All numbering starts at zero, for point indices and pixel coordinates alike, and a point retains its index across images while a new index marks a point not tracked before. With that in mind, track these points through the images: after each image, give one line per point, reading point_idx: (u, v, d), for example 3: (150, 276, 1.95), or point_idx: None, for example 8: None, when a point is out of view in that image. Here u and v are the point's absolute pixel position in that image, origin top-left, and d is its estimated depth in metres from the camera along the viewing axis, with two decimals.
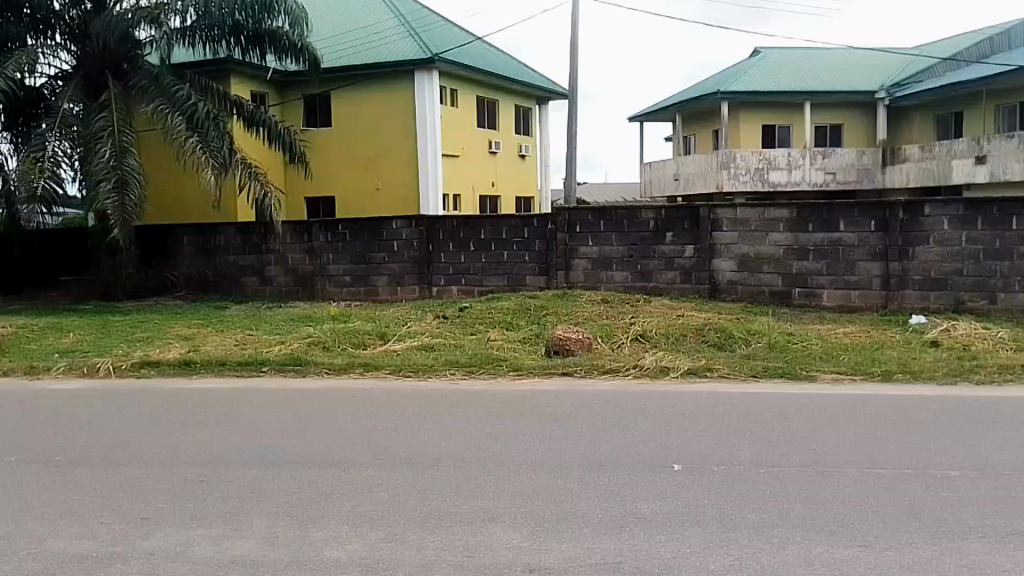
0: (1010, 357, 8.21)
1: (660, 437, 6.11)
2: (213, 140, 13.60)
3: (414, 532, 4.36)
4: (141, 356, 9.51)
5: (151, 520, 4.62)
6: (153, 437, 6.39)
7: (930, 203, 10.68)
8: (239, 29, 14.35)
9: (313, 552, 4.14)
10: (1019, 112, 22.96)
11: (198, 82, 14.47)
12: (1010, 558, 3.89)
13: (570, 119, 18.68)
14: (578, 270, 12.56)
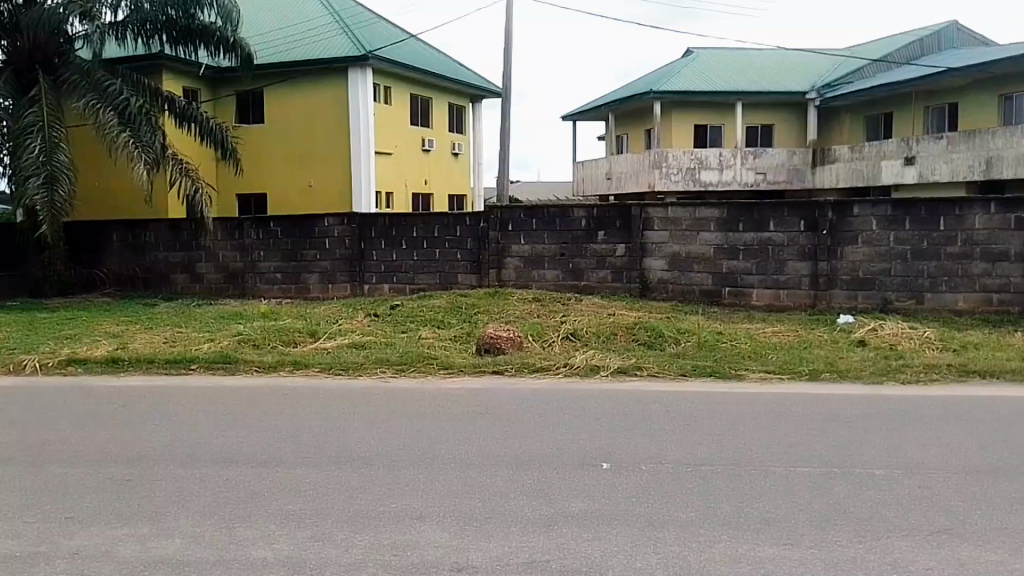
0: (934, 357, 8.33)
1: (589, 436, 6.00)
2: (145, 136, 13.04)
3: (341, 531, 4.15)
4: (68, 353, 9.08)
5: (75, 519, 4.32)
6: (76, 435, 6.03)
7: (859, 203, 10.84)
8: (171, 25, 13.87)
9: (238, 552, 3.90)
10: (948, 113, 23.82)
11: (129, 77, 13.86)
12: (934, 557, 3.87)
13: (505, 114, 18.55)
14: (510, 269, 12.42)
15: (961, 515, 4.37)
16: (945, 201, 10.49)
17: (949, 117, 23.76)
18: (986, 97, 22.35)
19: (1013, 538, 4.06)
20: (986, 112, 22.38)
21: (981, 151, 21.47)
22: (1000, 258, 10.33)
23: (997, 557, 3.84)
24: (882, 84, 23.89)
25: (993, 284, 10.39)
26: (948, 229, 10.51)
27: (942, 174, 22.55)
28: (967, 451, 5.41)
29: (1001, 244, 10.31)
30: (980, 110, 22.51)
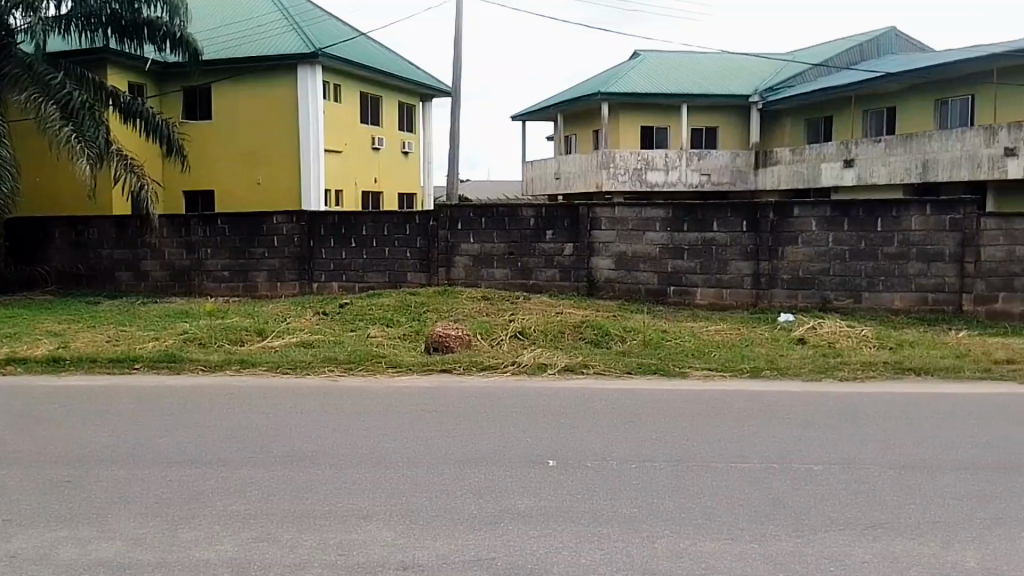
0: (872, 354, 8.55)
1: (535, 433, 6.04)
2: (89, 130, 12.74)
3: (286, 531, 4.12)
4: (7, 352, 8.87)
5: (14, 521, 4.23)
6: (16, 437, 5.89)
7: (799, 204, 11.09)
8: (116, 19, 13.58)
9: (181, 553, 3.86)
10: (885, 117, 24.41)
11: (73, 71, 13.51)
12: (868, 550, 3.98)
13: (456, 112, 18.53)
14: (459, 267, 12.42)
15: (894, 509, 4.50)
16: (882, 203, 10.77)
17: (886, 121, 24.35)
18: (922, 102, 22.97)
19: (944, 530, 4.19)
20: (922, 117, 23.01)
21: (917, 154, 22.05)
22: (935, 258, 10.62)
23: (929, 551, 3.96)
24: (823, 88, 24.41)
25: (928, 283, 10.67)
26: (886, 230, 10.79)
27: (880, 177, 23.11)
28: (899, 445, 5.56)
29: (935, 244, 10.61)
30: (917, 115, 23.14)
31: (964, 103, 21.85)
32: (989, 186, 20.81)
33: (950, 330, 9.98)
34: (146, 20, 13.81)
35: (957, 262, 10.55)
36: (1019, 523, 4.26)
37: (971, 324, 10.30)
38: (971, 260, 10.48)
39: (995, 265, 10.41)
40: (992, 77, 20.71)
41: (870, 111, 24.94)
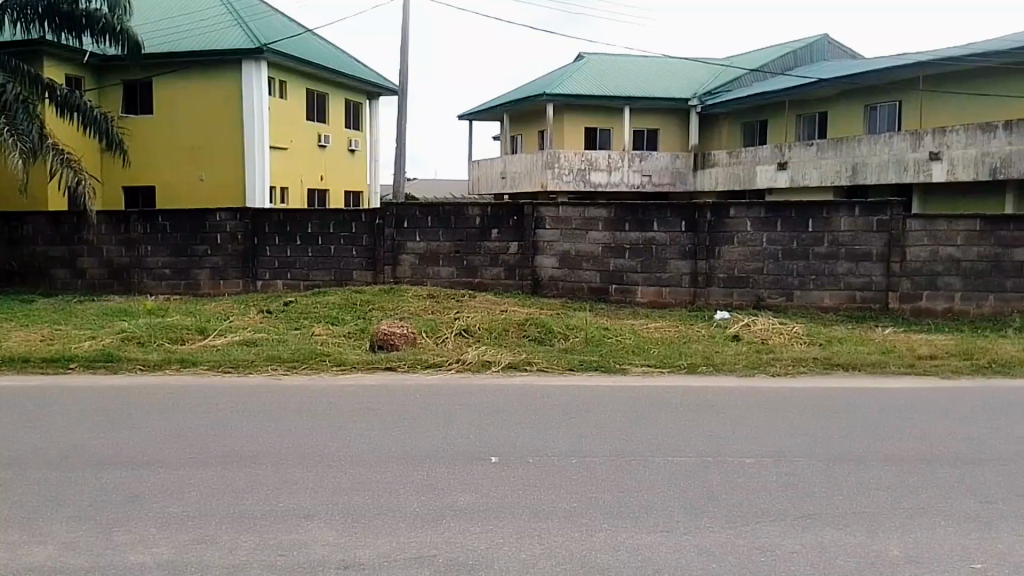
0: (803, 351, 8.80)
1: (478, 429, 6.13)
2: (22, 124, 12.39)
3: (225, 533, 4.13)
4: None
5: None
6: None
7: (735, 205, 11.37)
8: (53, 10, 13.32)
9: (115, 557, 3.86)
10: (816, 121, 25.04)
11: (7, 64, 13.19)
12: (798, 540, 4.10)
13: (402, 109, 18.50)
14: (405, 265, 12.44)
15: (820, 500, 4.66)
16: (814, 204, 11.09)
17: (819, 125, 25.01)
18: (852, 106, 23.60)
19: (865, 516, 4.36)
20: (853, 122, 23.66)
21: (849, 156, 22.67)
22: (863, 258, 10.98)
23: (852, 540, 4.11)
24: (761, 92, 24.97)
25: (856, 282, 11.02)
26: (816, 231, 11.12)
27: (813, 179, 23.76)
28: (829, 438, 5.76)
29: (865, 244, 10.97)
30: (847, 119, 23.79)
31: (892, 108, 22.55)
32: (915, 189, 21.55)
33: (878, 327, 10.31)
34: (85, 12, 13.51)
35: (884, 261, 10.92)
36: (938, 510, 4.40)
37: (897, 322, 10.65)
38: (897, 259, 10.85)
39: (920, 264, 10.80)
40: (919, 84, 21.41)
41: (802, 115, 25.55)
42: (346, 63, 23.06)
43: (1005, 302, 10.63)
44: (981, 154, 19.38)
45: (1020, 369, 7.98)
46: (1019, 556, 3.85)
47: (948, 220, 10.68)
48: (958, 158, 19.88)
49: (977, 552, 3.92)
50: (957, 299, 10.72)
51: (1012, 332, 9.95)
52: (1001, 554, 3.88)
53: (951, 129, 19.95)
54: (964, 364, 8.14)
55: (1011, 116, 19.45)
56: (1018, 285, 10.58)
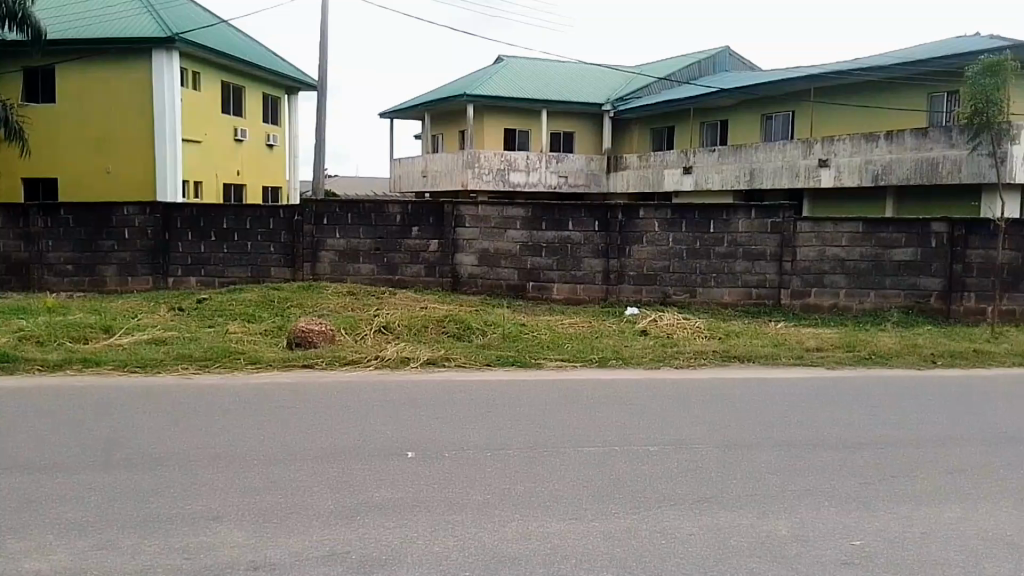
0: (705, 344, 9.26)
1: (395, 425, 6.34)
2: None
3: (127, 538, 4.08)
4: None
5: None
6: None
7: (644, 206, 11.87)
8: None
9: (9, 564, 3.78)
10: (718, 130, 26.29)
11: None
12: (696, 523, 4.26)
13: (320, 105, 18.45)
14: (324, 262, 12.52)
15: (722, 486, 4.86)
16: (715, 207, 11.75)
17: (721, 132, 26.16)
18: (751, 115, 24.80)
19: (758, 501, 4.58)
20: (750, 130, 24.92)
21: (747, 163, 23.70)
22: (758, 258, 11.77)
23: (747, 519, 4.32)
24: (668, 99, 25.88)
25: (752, 280, 11.80)
26: (718, 232, 11.80)
27: (715, 183, 24.67)
28: (729, 427, 6.13)
29: (760, 245, 11.75)
30: (746, 128, 25.01)
31: (785, 118, 23.86)
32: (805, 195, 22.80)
33: (772, 321, 11.16)
34: None
35: (777, 261, 11.73)
36: (822, 491, 4.72)
37: (790, 317, 11.49)
38: (789, 259, 11.66)
39: (809, 263, 11.62)
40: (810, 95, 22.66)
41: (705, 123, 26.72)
42: (264, 58, 22.87)
43: (884, 298, 11.52)
44: (865, 162, 20.52)
45: (898, 360, 8.65)
46: (892, 532, 4.07)
47: (835, 223, 11.54)
48: (845, 165, 20.96)
49: (859, 530, 4.12)
50: (842, 295, 11.57)
51: (891, 327, 10.91)
52: (876, 531, 4.10)
53: (838, 139, 21.10)
54: (849, 356, 8.75)
55: (888, 128, 20.80)
56: (896, 284, 11.47)
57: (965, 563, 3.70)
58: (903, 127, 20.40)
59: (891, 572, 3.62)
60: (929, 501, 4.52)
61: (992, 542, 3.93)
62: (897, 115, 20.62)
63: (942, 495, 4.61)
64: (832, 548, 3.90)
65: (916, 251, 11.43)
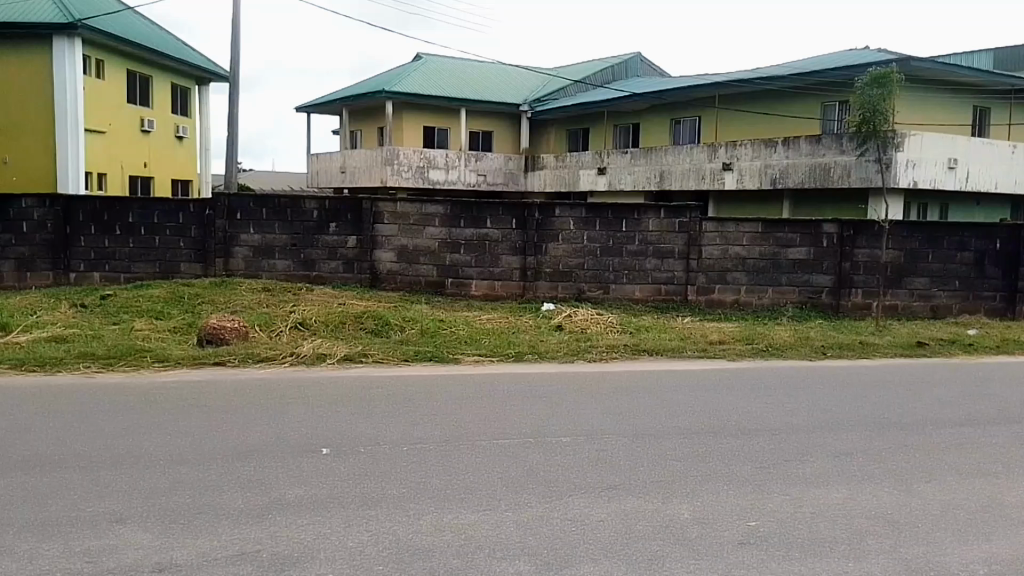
0: (616, 339, 9.57)
1: (309, 422, 6.36)
2: None
3: (24, 543, 3.92)
4: None
5: None
6: None
7: (560, 206, 12.20)
8: None
9: None
10: (631, 133, 26.86)
11: None
12: (603, 510, 4.47)
13: (233, 98, 18.17)
14: (238, 258, 12.38)
15: (630, 479, 5.01)
16: (627, 207, 12.16)
17: (633, 135, 26.75)
18: (660, 119, 25.48)
19: (666, 494, 4.72)
20: (660, 134, 25.60)
21: (657, 165, 24.33)
22: (667, 256, 12.24)
23: (650, 508, 4.48)
24: (582, 102, 26.39)
25: (661, 277, 12.26)
26: (629, 230, 12.21)
27: (627, 184, 25.27)
28: (635, 418, 6.38)
29: (668, 243, 12.22)
30: (656, 131, 25.68)
31: (692, 124, 24.59)
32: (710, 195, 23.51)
33: (679, 316, 11.67)
34: None
35: (684, 259, 12.24)
36: (722, 476, 5.02)
37: (695, 312, 12.05)
38: (695, 257, 12.21)
39: (713, 261, 12.23)
40: (716, 101, 23.43)
41: (618, 126, 27.28)
42: (172, 47, 22.35)
43: (780, 294, 12.26)
44: (765, 166, 21.30)
45: (791, 352, 9.15)
46: (785, 514, 4.37)
47: (736, 223, 12.20)
48: (746, 169, 21.76)
49: (755, 512, 4.41)
50: (743, 292, 12.24)
51: (787, 320, 11.67)
52: (772, 512, 4.40)
53: (740, 143, 21.83)
54: (748, 348, 9.20)
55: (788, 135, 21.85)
56: (791, 280, 12.23)
57: (850, 539, 4.00)
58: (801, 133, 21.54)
59: (783, 550, 3.90)
60: (820, 483, 4.87)
61: (876, 522, 4.24)
62: (798, 122, 21.62)
63: (830, 478, 4.95)
64: (729, 530, 4.16)
65: (809, 250, 12.22)
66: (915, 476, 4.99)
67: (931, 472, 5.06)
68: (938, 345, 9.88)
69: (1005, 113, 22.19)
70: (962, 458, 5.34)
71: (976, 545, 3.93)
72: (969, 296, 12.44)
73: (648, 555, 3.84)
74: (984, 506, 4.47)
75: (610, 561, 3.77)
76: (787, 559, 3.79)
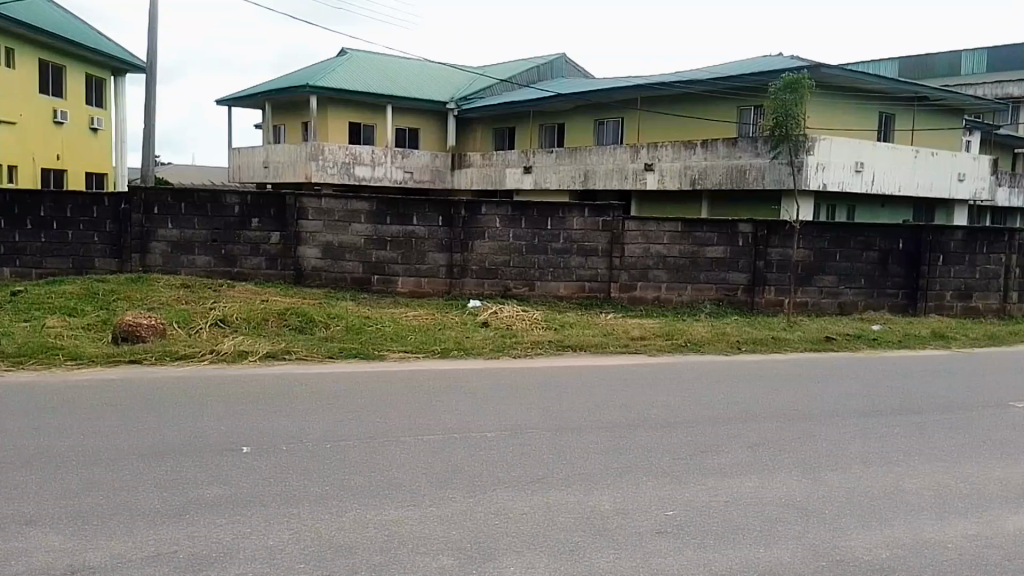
0: (541, 335, 9.71)
1: (229, 420, 6.30)
2: None
3: None
4: None
5: None
6: None
7: (486, 203, 12.31)
8: None
9: None
10: (556, 132, 27.11)
11: None
12: (526, 503, 4.58)
13: (151, 88, 17.73)
14: (156, 253, 12.10)
15: (548, 471, 5.15)
16: (552, 205, 12.33)
17: (558, 134, 27.02)
18: (584, 119, 25.79)
19: (584, 487, 4.84)
20: (585, 134, 25.91)
21: (582, 164, 24.62)
22: (591, 253, 12.45)
23: (572, 500, 4.62)
24: (507, 101, 26.54)
25: (585, 274, 12.47)
26: (554, 228, 12.38)
27: (552, 182, 25.52)
28: (558, 412, 6.53)
29: (592, 241, 12.44)
30: (580, 131, 25.99)
31: (616, 125, 24.98)
32: (633, 195, 23.86)
33: (601, 313, 11.89)
34: None
35: (607, 257, 12.47)
36: (640, 468, 5.18)
37: (617, 308, 12.30)
38: (617, 255, 12.45)
39: (635, 259, 12.49)
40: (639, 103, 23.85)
41: (544, 125, 27.51)
42: (86, 36, 21.66)
43: (699, 291, 12.61)
44: (685, 167, 21.77)
45: (709, 347, 9.44)
46: (700, 503, 4.55)
47: (657, 222, 12.46)
48: (667, 170, 22.21)
49: (671, 501, 4.58)
50: (663, 289, 12.53)
51: (705, 317, 12.02)
52: (687, 502, 4.57)
53: (662, 144, 22.27)
54: (666, 344, 9.46)
55: (706, 136, 22.41)
56: (709, 278, 12.59)
57: (761, 527, 4.20)
58: (717, 136, 22.17)
59: (698, 538, 4.06)
60: (735, 472, 5.08)
61: (785, 509, 4.46)
62: (718, 125, 22.17)
63: (742, 468, 5.16)
64: (647, 520, 4.31)
65: (726, 249, 12.61)
66: (823, 465, 5.23)
67: (837, 461, 5.31)
68: (845, 340, 10.31)
69: (910, 120, 23.19)
70: (864, 447, 5.63)
71: (878, 531, 4.15)
72: (874, 293, 13.00)
73: (570, 547, 3.96)
74: (884, 493, 4.72)
75: (532, 554, 3.87)
76: (701, 547, 3.96)
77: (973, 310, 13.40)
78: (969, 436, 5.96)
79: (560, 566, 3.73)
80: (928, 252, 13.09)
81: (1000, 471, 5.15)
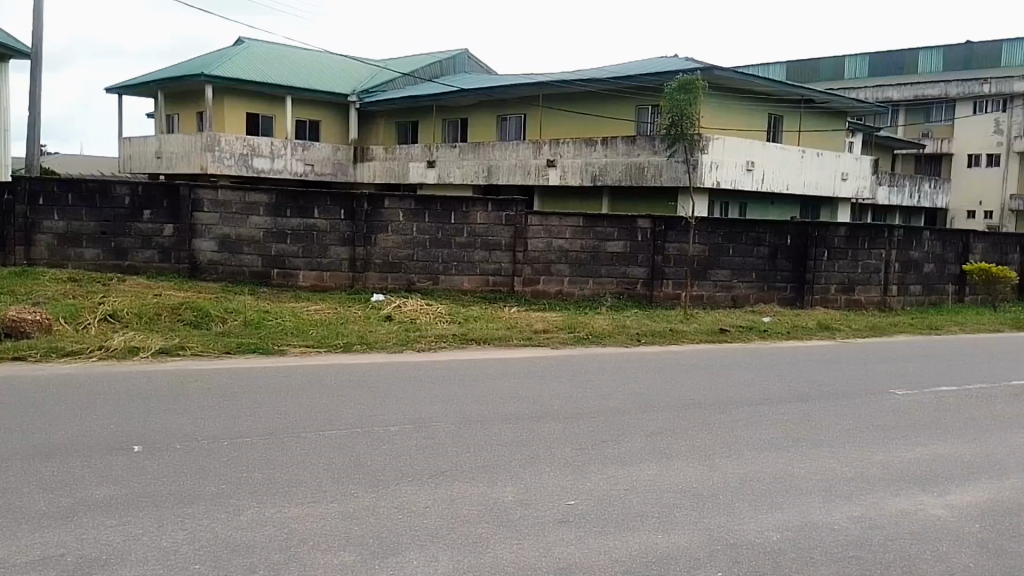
0: (444, 328, 9.80)
1: (118, 420, 6.08)
2: None
3: None
4: None
5: None
6: None
7: (389, 197, 12.25)
8: None
9: None
10: (459, 126, 27.17)
11: None
12: (430, 496, 4.63)
13: (36, 75, 16.93)
14: (40, 246, 11.58)
15: (454, 463, 5.22)
16: (455, 199, 12.38)
17: (462, 130, 27.05)
18: (486, 114, 25.89)
19: (483, 478, 4.93)
20: (487, 130, 25.98)
21: (484, 159, 24.68)
22: (494, 248, 12.55)
23: (477, 491, 4.70)
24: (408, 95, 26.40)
25: (489, 268, 12.57)
26: (458, 222, 12.44)
27: (455, 177, 25.54)
28: (463, 406, 6.58)
29: (495, 235, 12.55)
30: (483, 125, 26.05)
31: (519, 120, 25.17)
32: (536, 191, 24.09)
33: (506, 306, 12.00)
34: None
35: (511, 251, 12.59)
36: (544, 458, 5.30)
37: (521, 302, 12.44)
38: (520, 249, 12.59)
39: (538, 253, 12.66)
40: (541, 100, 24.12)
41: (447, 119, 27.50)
42: None
43: (600, 285, 12.87)
44: (586, 164, 22.13)
45: (610, 339, 9.66)
46: (601, 492, 4.69)
47: (559, 217, 12.65)
48: (569, 166, 22.51)
49: (573, 491, 4.70)
50: (565, 283, 12.76)
51: (605, 310, 12.28)
52: (588, 491, 4.71)
53: (564, 141, 22.56)
54: (569, 336, 9.64)
55: (608, 133, 22.90)
56: (610, 271, 12.86)
57: (659, 513, 4.36)
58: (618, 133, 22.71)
59: (599, 526, 4.19)
60: (632, 461, 5.23)
61: (681, 494, 4.65)
62: (620, 122, 22.68)
63: (644, 455, 5.35)
64: (551, 510, 4.41)
65: (625, 244, 12.90)
66: (717, 452, 5.46)
67: (732, 448, 5.55)
68: (739, 331, 10.73)
69: (797, 121, 24.13)
70: (756, 434, 5.88)
71: (769, 514, 4.36)
72: (765, 286, 13.54)
73: (474, 539, 4.02)
74: (775, 477, 4.97)
75: (436, 546, 3.93)
76: (601, 534, 4.09)
77: (857, 302, 14.09)
78: (855, 422, 6.30)
79: (463, 559, 3.79)
80: (814, 248, 13.68)
81: (879, 455, 5.48)
